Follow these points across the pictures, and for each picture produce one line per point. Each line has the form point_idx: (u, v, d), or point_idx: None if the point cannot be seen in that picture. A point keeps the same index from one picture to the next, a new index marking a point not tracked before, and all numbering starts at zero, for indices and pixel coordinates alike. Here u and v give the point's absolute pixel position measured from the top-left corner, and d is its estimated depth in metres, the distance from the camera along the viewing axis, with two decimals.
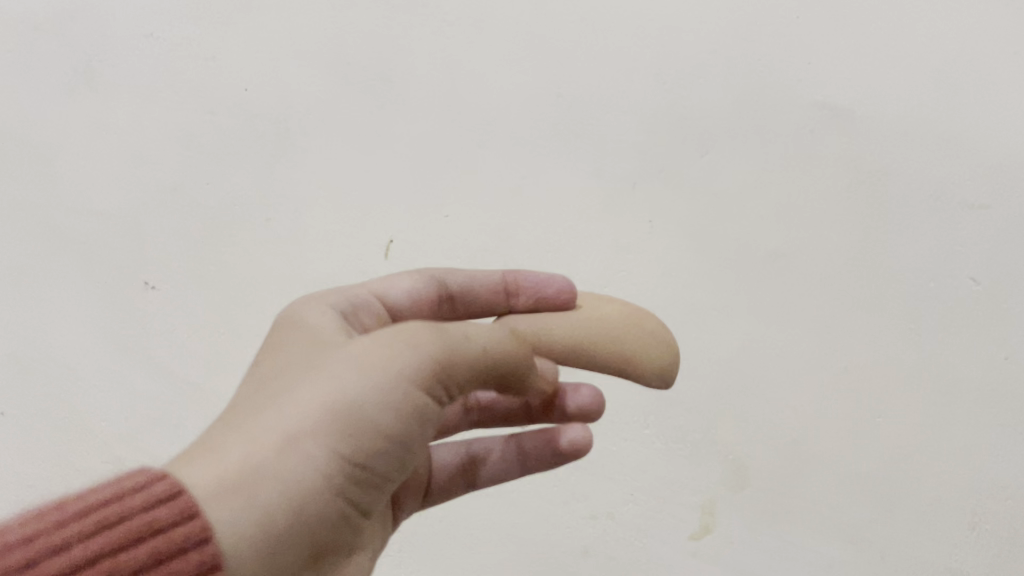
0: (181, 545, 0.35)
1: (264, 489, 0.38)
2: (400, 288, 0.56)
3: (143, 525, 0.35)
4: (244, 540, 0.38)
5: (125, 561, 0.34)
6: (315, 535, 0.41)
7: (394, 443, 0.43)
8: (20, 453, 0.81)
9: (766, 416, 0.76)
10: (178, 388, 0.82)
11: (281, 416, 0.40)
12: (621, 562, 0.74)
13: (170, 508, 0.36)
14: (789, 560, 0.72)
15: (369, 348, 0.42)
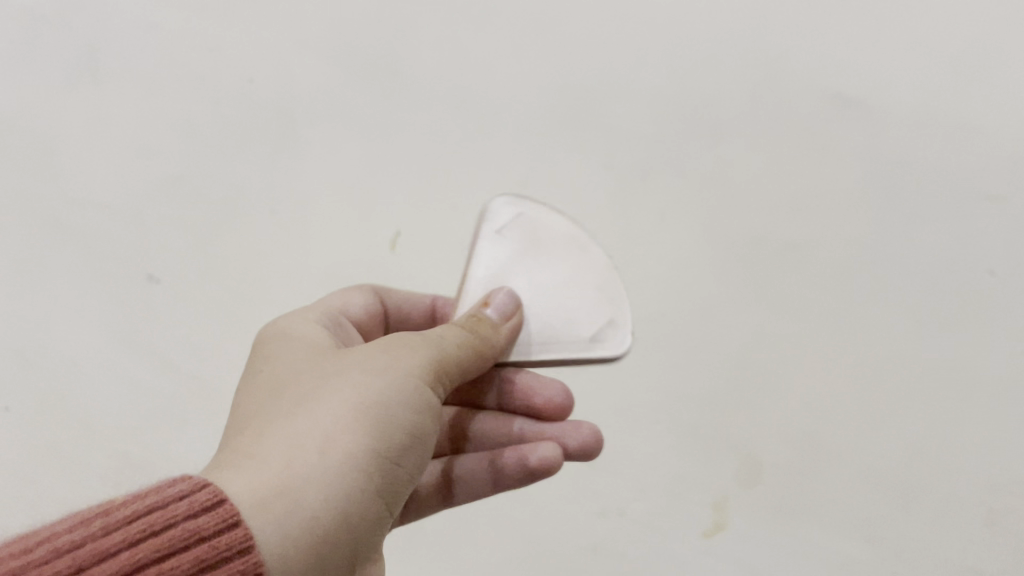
0: (225, 553, 0.38)
1: (306, 494, 0.43)
2: (356, 306, 0.65)
3: (187, 534, 0.37)
4: (295, 537, 0.41)
5: (171, 565, 0.36)
6: (355, 537, 0.45)
7: (405, 442, 0.48)
8: (19, 446, 0.80)
9: (781, 410, 0.74)
10: (181, 383, 0.81)
11: (308, 427, 0.45)
12: (631, 560, 0.72)
13: (212, 517, 0.39)
14: (804, 558, 0.70)
15: (374, 363, 0.49)
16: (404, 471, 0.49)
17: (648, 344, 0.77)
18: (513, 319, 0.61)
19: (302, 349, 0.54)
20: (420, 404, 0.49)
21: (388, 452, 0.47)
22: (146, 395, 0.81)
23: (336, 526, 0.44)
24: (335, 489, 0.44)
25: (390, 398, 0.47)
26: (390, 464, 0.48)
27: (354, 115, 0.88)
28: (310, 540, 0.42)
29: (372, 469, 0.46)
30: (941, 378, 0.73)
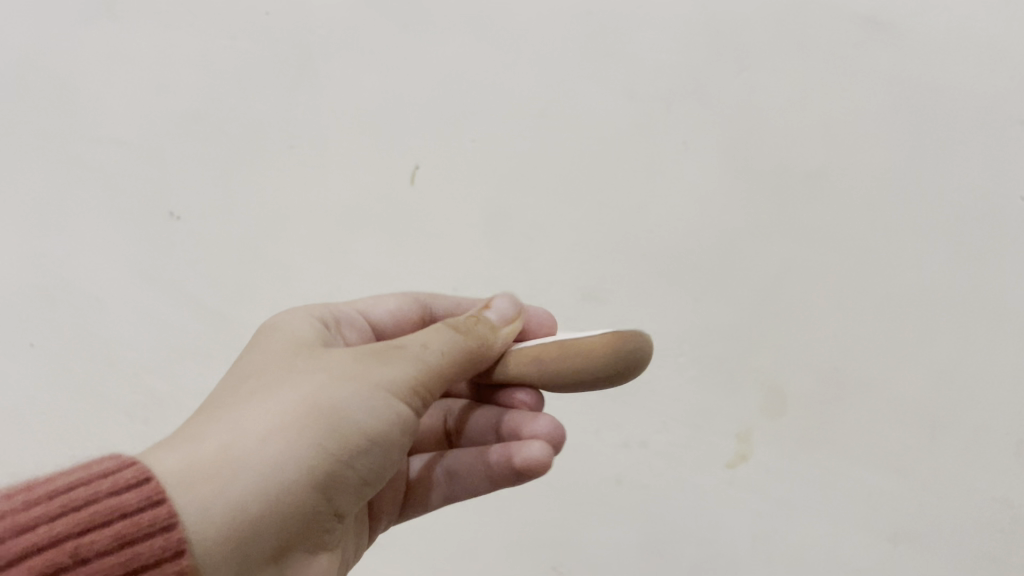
0: (148, 530, 0.34)
1: (240, 481, 0.38)
2: (386, 307, 0.60)
3: (109, 509, 0.34)
4: (214, 532, 0.37)
5: (89, 544, 0.33)
6: (286, 535, 0.40)
7: (370, 450, 0.43)
8: (51, 382, 0.81)
9: (806, 342, 0.73)
10: (206, 318, 0.81)
11: (255, 417, 0.40)
12: (654, 492, 0.72)
13: (138, 494, 0.35)
14: (829, 488, 0.70)
15: (349, 363, 0.44)
16: (360, 480, 0.44)
17: (672, 276, 0.76)
18: (512, 325, 0.53)
19: (283, 340, 0.49)
20: (386, 417, 0.43)
21: (343, 460, 0.41)
22: (171, 331, 0.82)
23: (265, 528, 0.39)
24: (272, 486, 0.39)
25: (353, 402, 0.42)
26: (343, 472, 0.42)
27: (377, 45, 0.86)
28: (233, 537, 0.37)
29: (320, 473, 0.40)
30: (969, 307, 0.72)
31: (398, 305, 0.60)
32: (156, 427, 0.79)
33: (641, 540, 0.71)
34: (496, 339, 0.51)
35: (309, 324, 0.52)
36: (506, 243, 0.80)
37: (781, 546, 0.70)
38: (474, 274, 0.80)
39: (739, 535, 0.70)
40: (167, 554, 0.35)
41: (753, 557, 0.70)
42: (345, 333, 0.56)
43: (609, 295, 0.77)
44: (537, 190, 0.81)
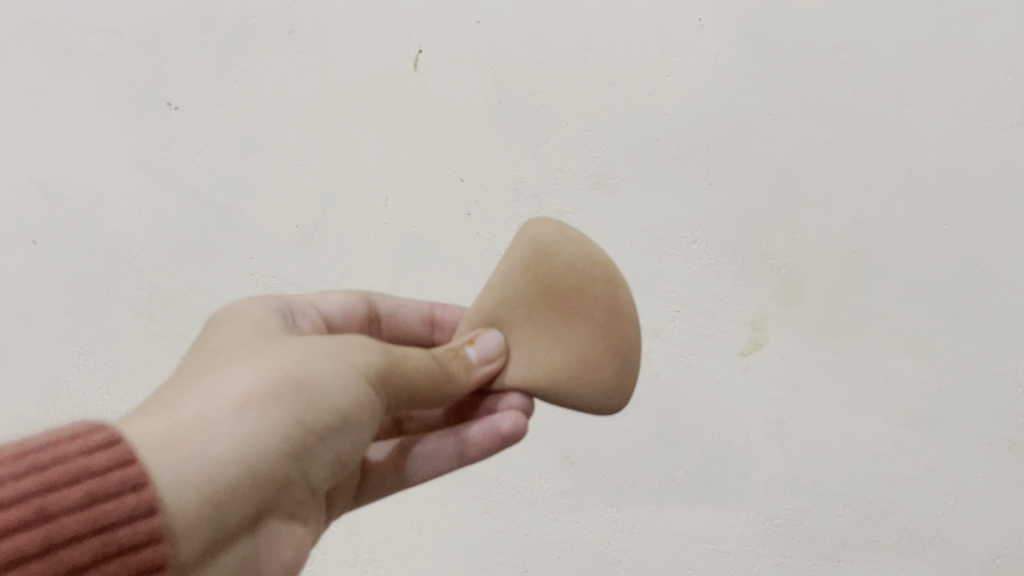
0: (119, 488, 0.31)
1: (218, 444, 0.36)
2: (335, 301, 0.57)
3: (79, 466, 0.30)
4: (194, 498, 0.34)
5: (56, 501, 0.29)
6: (258, 502, 0.38)
7: (341, 426, 0.42)
8: (57, 280, 0.81)
9: (823, 226, 0.71)
10: (207, 211, 0.79)
11: (227, 388, 0.38)
12: (666, 381, 0.70)
13: (110, 453, 0.31)
14: (845, 374, 0.69)
15: (319, 345, 0.42)
16: (330, 448, 0.42)
17: (685, 161, 0.74)
18: (491, 364, 0.52)
19: (245, 323, 0.47)
20: (360, 398, 0.42)
21: (319, 428, 0.40)
22: (174, 224, 0.80)
23: (235, 498, 0.37)
24: (249, 452, 0.37)
25: (327, 377, 0.41)
26: (312, 445, 0.41)
27: None
28: (213, 502, 0.35)
29: (295, 439, 0.39)
30: (993, 185, 0.71)
31: (346, 300, 0.58)
32: (161, 322, 0.78)
33: (653, 428, 0.70)
34: (471, 374, 0.50)
35: (269, 309, 0.50)
36: (512, 128, 0.77)
37: (796, 432, 0.68)
38: (479, 162, 0.77)
39: (754, 422, 0.69)
40: (140, 511, 0.31)
41: (767, 445, 0.68)
42: (299, 323, 0.53)
43: (619, 182, 0.74)
44: (545, 73, 0.78)
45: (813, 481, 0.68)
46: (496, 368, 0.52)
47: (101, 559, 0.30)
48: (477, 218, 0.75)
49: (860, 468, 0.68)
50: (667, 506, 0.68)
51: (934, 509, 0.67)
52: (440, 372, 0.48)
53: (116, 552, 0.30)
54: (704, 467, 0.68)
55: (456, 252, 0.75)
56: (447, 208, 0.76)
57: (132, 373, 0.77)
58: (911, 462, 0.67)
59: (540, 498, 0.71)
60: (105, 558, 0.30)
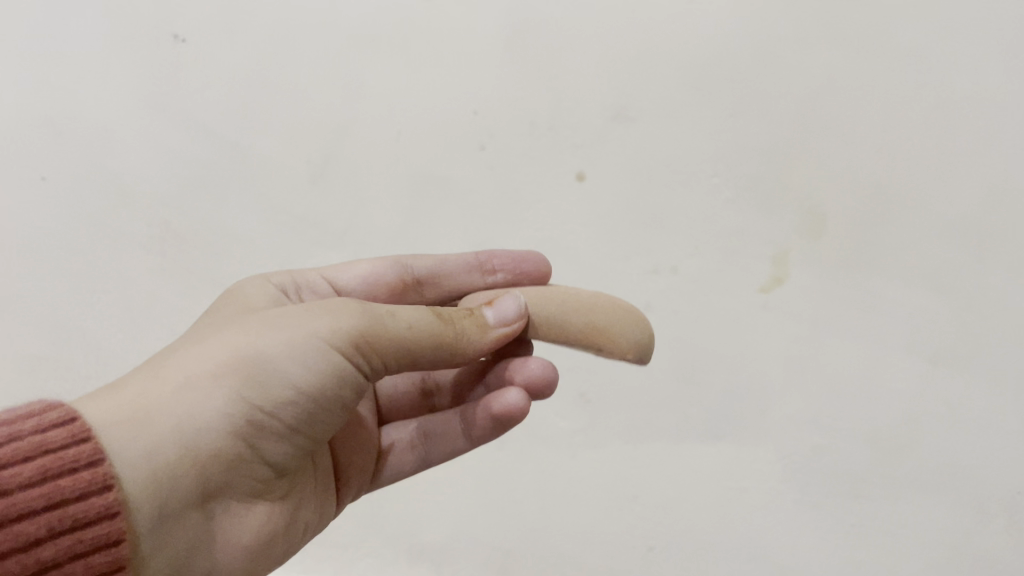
0: (73, 464, 0.38)
1: (167, 422, 0.42)
2: (358, 272, 0.63)
3: (32, 447, 0.37)
4: (136, 473, 0.40)
5: (11, 476, 0.36)
6: (218, 470, 0.45)
7: (310, 399, 0.47)
8: (71, 218, 0.81)
9: (850, 157, 0.69)
10: (220, 147, 0.79)
11: (183, 369, 0.45)
12: (685, 318, 0.72)
13: (63, 433, 0.38)
14: (866, 310, 0.68)
15: (293, 320, 0.47)
16: (297, 421, 0.48)
17: (707, 92, 0.71)
18: (507, 327, 0.52)
19: (234, 303, 0.54)
20: (329, 366, 0.46)
21: (278, 404, 0.46)
22: (182, 163, 0.80)
23: (190, 467, 0.43)
24: (200, 431, 0.43)
25: (280, 351, 0.46)
26: (276, 416, 0.46)
27: None
28: (156, 477, 0.41)
29: (243, 422, 0.45)
30: None
31: (373, 269, 0.63)
32: (173, 259, 0.80)
33: (670, 367, 0.72)
34: (485, 335, 0.51)
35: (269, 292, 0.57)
36: (527, 57, 0.74)
37: (817, 368, 0.69)
38: (493, 93, 0.74)
39: (773, 359, 0.70)
40: (93, 488, 0.38)
41: (786, 381, 0.70)
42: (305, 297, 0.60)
43: (639, 113, 0.72)
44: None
45: (833, 418, 0.69)
46: (514, 330, 0.53)
47: (55, 531, 0.37)
48: (491, 152, 0.75)
49: (878, 405, 0.68)
50: (684, 442, 0.71)
51: (954, 445, 0.67)
52: (442, 327, 0.49)
53: (71, 523, 0.37)
54: (723, 405, 0.71)
55: (470, 189, 0.75)
56: (462, 142, 0.75)
57: (161, 316, 0.80)
58: (932, 399, 0.67)
59: (557, 436, 0.74)
60: (60, 530, 0.37)
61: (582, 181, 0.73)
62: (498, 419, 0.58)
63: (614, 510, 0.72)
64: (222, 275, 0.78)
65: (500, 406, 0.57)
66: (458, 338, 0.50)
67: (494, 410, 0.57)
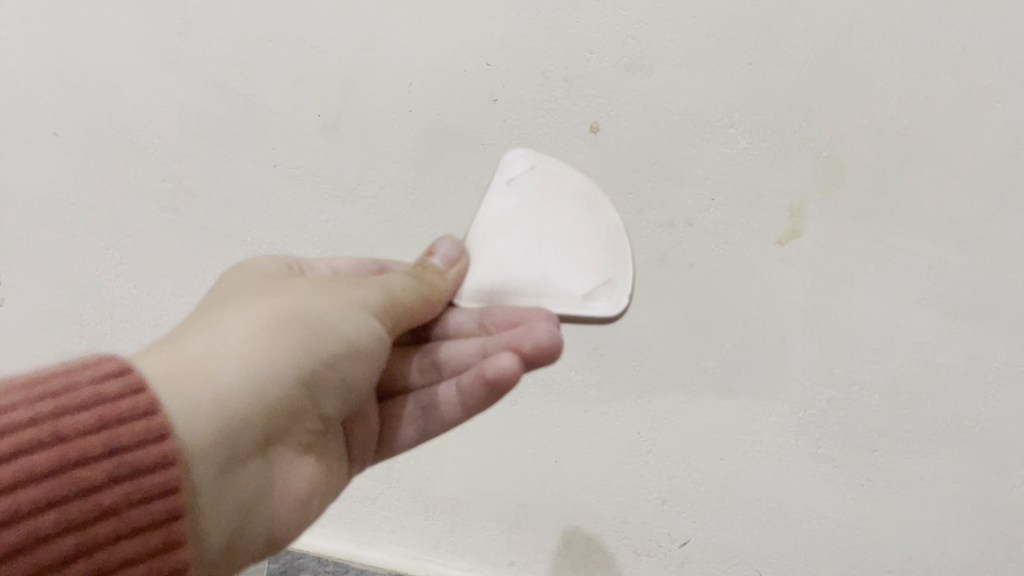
0: (131, 414, 0.33)
1: (222, 375, 0.38)
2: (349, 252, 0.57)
3: (90, 395, 0.33)
4: (202, 425, 0.36)
5: (70, 424, 0.32)
6: (274, 427, 0.41)
7: (357, 355, 0.45)
8: (82, 171, 0.82)
9: (868, 106, 0.69)
10: (229, 100, 0.78)
11: (235, 324, 0.41)
12: (700, 270, 0.71)
13: (119, 384, 0.34)
14: (885, 260, 0.68)
15: (321, 285, 0.46)
16: (339, 378, 0.45)
17: (723, 38, 0.70)
18: (458, 265, 0.54)
19: (253, 271, 0.50)
20: (369, 328, 0.45)
21: (325, 360, 0.43)
22: (196, 116, 0.79)
23: (250, 423, 0.39)
24: (257, 385, 0.39)
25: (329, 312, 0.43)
26: (325, 373, 0.43)
27: None
28: (221, 430, 0.37)
29: (296, 377, 0.41)
30: None
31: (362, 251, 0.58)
32: (181, 214, 0.79)
33: (686, 319, 0.71)
34: (446, 279, 0.53)
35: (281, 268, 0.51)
36: (540, 6, 0.73)
37: (835, 321, 0.69)
38: (507, 43, 0.74)
39: (791, 311, 0.69)
40: (151, 436, 0.33)
41: (803, 334, 0.69)
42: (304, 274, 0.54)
43: (654, 63, 0.71)
44: None
45: (851, 371, 0.68)
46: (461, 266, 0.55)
47: (115, 478, 0.32)
48: (504, 104, 0.73)
49: (899, 358, 0.68)
50: (699, 393, 0.71)
51: (977, 399, 0.67)
52: (426, 288, 0.50)
53: (131, 472, 0.32)
54: (740, 359, 0.70)
55: (484, 139, 0.74)
56: (474, 94, 0.74)
57: (167, 270, 0.79)
58: (956, 352, 0.67)
59: (570, 388, 0.74)
60: (118, 478, 0.32)
61: (595, 133, 0.72)
62: (494, 383, 0.49)
63: (629, 460, 0.73)
64: (233, 232, 0.78)
65: (494, 369, 0.48)
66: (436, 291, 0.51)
67: (487, 373, 0.49)
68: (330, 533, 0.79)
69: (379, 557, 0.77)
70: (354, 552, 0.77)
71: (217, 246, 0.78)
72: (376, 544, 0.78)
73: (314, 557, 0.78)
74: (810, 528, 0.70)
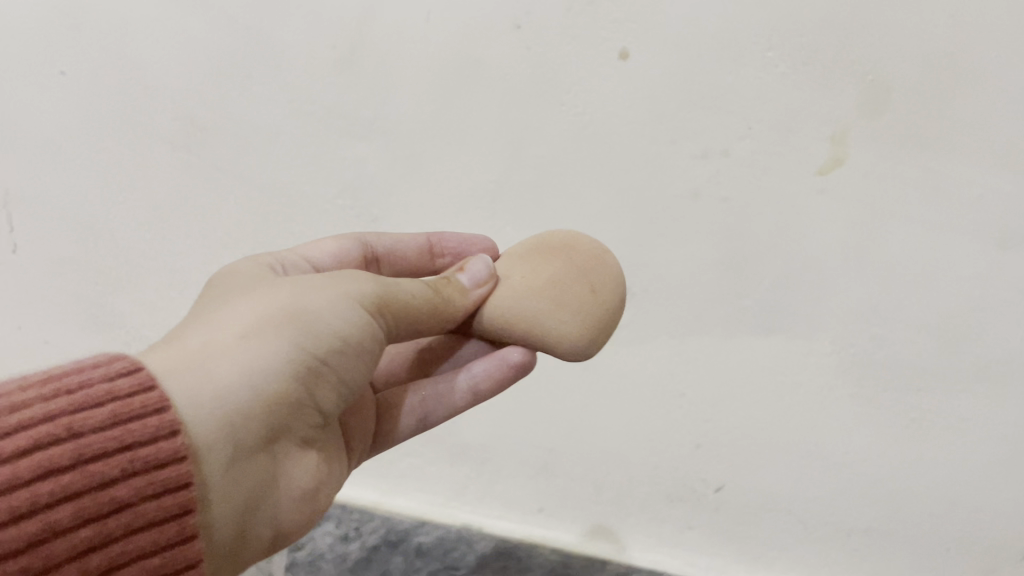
0: (141, 411, 0.37)
1: (225, 372, 0.41)
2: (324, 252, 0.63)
3: (103, 393, 0.36)
4: (207, 418, 0.40)
5: (85, 419, 0.35)
6: (272, 422, 0.44)
7: (353, 352, 0.47)
8: (93, 112, 0.80)
9: (926, 28, 0.58)
10: (230, 32, 0.73)
11: (234, 322, 0.44)
12: (735, 205, 0.67)
13: (129, 383, 0.37)
14: (936, 193, 0.62)
15: (321, 279, 0.48)
16: (336, 373, 0.47)
17: None
18: (483, 287, 0.56)
19: (244, 274, 0.53)
20: (367, 322, 0.47)
21: (321, 356, 0.46)
22: (199, 50, 0.74)
23: (252, 419, 0.42)
24: (258, 388, 0.42)
25: (324, 310, 0.45)
26: (322, 369, 0.46)
27: None
28: (223, 427, 0.41)
29: (296, 373, 0.44)
30: None
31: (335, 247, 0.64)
32: (198, 156, 0.79)
33: (718, 258, 0.68)
34: (466, 296, 0.55)
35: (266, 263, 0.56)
36: None
37: (875, 256, 0.65)
38: None
39: (830, 246, 0.65)
40: (162, 432, 0.37)
41: (844, 270, 0.66)
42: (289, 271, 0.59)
43: None
44: None
45: (893, 308, 0.65)
46: (485, 292, 0.56)
47: (128, 472, 0.35)
48: (529, 31, 0.67)
49: (942, 294, 0.64)
50: (734, 336, 0.70)
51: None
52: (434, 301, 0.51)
53: (143, 466, 0.36)
54: (775, 297, 0.68)
55: (503, 69, 0.68)
56: (494, 19, 0.67)
57: (195, 214, 0.81)
58: (1002, 286, 0.62)
59: None
60: (131, 472, 0.35)
61: (625, 61, 0.66)
62: (510, 371, 0.58)
63: (661, 406, 0.74)
64: (256, 177, 0.78)
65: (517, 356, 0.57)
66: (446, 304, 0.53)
67: (512, 360, 0.58)
68: (356, 480, 0.85)
69: (402, 503, 0.83)
70: (380, 499, 0.84)
71: (243, 191, 0.79)
72: (401, 490, 0.84)
73: (338, 505, 0.85)
74: (845, 472, 0.71)
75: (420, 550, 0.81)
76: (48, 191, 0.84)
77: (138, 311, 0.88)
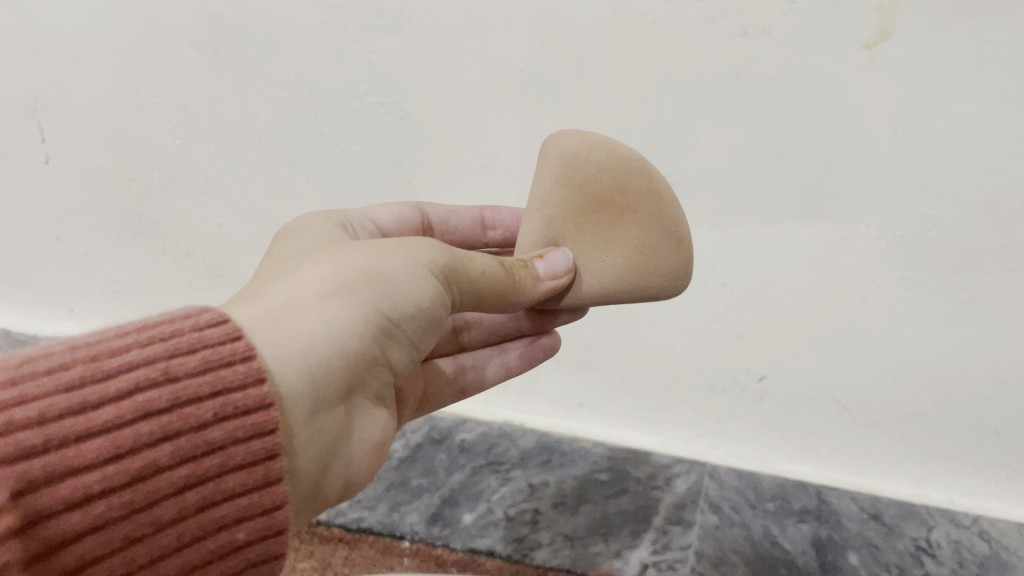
0: (230, 358, 0.36)
1: (307, 324, 0.41)
2: (388, 215, 0.62)
3: (194, 342, 0.35)
4: (295, 367, 0.39)
5: (178, 366, 0.34)
6: (350, 378, 0.43)
7: (424, 316, 0.46)
8: (121, 15, 0.78)
9: None
10: None
11: (311, 277, 0.43)
12: (778, 85, 0.64)
13: (220, 331, 0.37)
14: (988, 65, 0.60)
15: (391, 242, 0.46)
16: (404, 336, 0.46)
17: None
18: (558, 281, 0.52)
19: (311, 232, 0.52)
20: (435, 289, 0.46)
21: (392, 319, 0.45)
22: None
23: (332, 372, 0.41)
24: (337, 342, 0.41)
25: (394, 272, 0.44)
26: (394, 331, 0.45)
27: None
28: (308, 377, 0.40)
29: (370, 332, 0.43)
30: None
31: (399, 212, 0.63)
32: (225, 57, 0.77)
33: (762, 142, 0.66)
34: (536, 289, 0.50)
35: (332, 222, 0.55)
36: None
37: (923, 133, 0.63)
38: None
39: (877, 124, 0.63)
40: (250, 379, 0.36)
41: (892, 149, 0.64)
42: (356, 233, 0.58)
43: None
44: None
45: (943, 186, 0.64)
46: (564, 284, 0.52)
47: (220, 416, 0.34)
48: None
49: (994, 170, 0.62)
50: (778, 222, 0.68)
51: None
52: (502, 277, 0.49)
53: (233, 411, 0.35)
54: (820, 179, 0.66)
55: None
56: None
57: (225, 115, 0.80)
58: None
59: None
60: (224, 416, 0.35)
61: None
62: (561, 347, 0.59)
63: (704, 295, 0.73)
64: (284, 77, 0.76)
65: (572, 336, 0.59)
66: (515, 285, 0.49)
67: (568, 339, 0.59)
68: None
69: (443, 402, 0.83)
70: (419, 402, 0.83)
71: (271, 92, 0.77)
72: None
73: None
74: (893, 357, 0.69)
75: (462, 446, 0.80)
76: (78, 99, 0.83)
77: (168, 220, 0.87)
